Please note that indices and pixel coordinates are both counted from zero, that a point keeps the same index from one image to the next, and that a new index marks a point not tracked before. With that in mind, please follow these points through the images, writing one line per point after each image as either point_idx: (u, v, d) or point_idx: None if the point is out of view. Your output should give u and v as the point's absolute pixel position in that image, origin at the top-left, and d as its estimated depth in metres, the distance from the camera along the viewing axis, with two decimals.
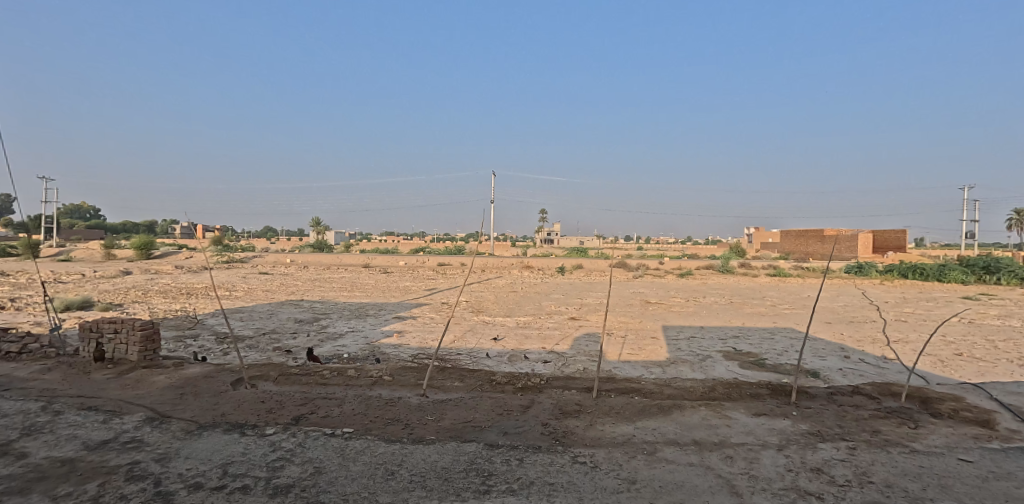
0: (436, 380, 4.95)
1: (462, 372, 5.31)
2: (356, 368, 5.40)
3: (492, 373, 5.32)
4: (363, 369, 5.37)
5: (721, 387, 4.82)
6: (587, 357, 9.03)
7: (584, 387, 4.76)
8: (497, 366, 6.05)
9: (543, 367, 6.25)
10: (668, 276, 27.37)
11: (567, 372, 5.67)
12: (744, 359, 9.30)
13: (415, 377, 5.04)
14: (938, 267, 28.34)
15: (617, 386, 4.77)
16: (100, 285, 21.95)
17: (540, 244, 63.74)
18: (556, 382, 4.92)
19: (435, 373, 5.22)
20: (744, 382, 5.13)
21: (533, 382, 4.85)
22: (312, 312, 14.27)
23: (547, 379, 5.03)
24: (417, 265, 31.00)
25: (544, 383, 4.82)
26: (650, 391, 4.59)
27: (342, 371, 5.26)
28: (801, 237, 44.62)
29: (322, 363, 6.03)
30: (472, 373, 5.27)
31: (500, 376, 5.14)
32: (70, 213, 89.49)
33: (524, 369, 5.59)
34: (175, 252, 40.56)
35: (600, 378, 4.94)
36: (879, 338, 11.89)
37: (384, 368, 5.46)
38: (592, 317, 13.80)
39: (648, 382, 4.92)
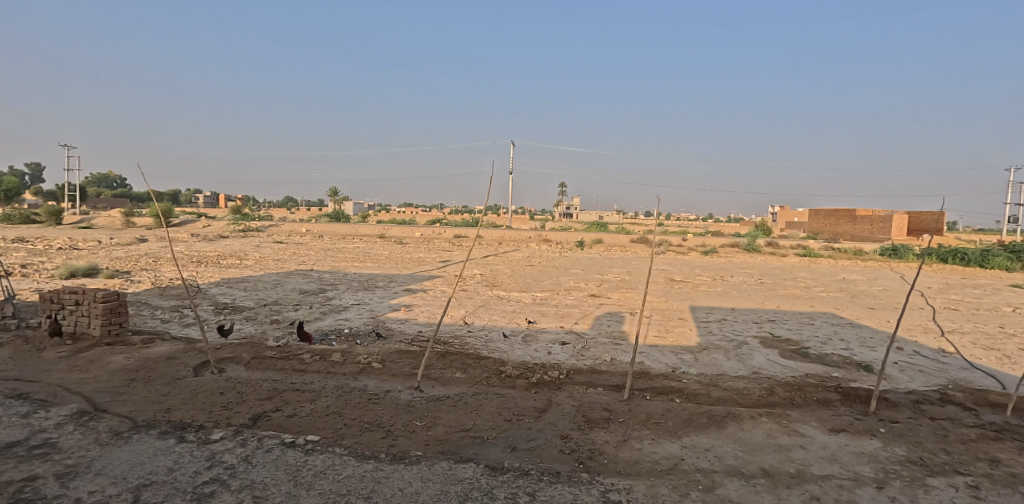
0: (434, 370, 4.16)
1: (470, 359, 4.53)
2: (344, 352, 4.62)
3: (502, 362, 4.51)
4: (354, 352, 4.64)
5: (782, 389, 3.93)
6: (609, 341, 8.23)
7: (612, 384, 3.92)
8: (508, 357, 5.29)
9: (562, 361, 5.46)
10: (692, 253, 26.18)
11: (591, 364, 4.83)
12: (784, 348, 8.34)
13: (410, 365, 4.25)
14: (980, 252, 26.65)
15: (655, 384, 3.93)
16: (114, 252, 21.78)
17: (558, 219, 62.69)
18: (579, 376, 4.12)
19: (434, 361, 4.43)
20: (806, 383, 4.26)
21: (550, 376, 4.02)
22: (319, 282, 13.70)
23: (569, 371, 4.23)
24: (432, 237, 30.32)
25: (563, 377, 3.99)
26: (695, 393, 3.74)
27: (326, 355, 4.49)
28: (832, 217, 42.69)
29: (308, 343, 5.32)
30: (479, 361, 4.48)
31: (511, 365, 4.35)
32: (98, 183, 91.13)
33: (540, 360, 4.77)
34: (195, 221, 40.68)
35: (633, 374, 4.08)
36: (931, 328, 10.77)
37: (379, 351, 4.72)
38: (614, 295, 12.90)
39: (692, 380, 4.07)
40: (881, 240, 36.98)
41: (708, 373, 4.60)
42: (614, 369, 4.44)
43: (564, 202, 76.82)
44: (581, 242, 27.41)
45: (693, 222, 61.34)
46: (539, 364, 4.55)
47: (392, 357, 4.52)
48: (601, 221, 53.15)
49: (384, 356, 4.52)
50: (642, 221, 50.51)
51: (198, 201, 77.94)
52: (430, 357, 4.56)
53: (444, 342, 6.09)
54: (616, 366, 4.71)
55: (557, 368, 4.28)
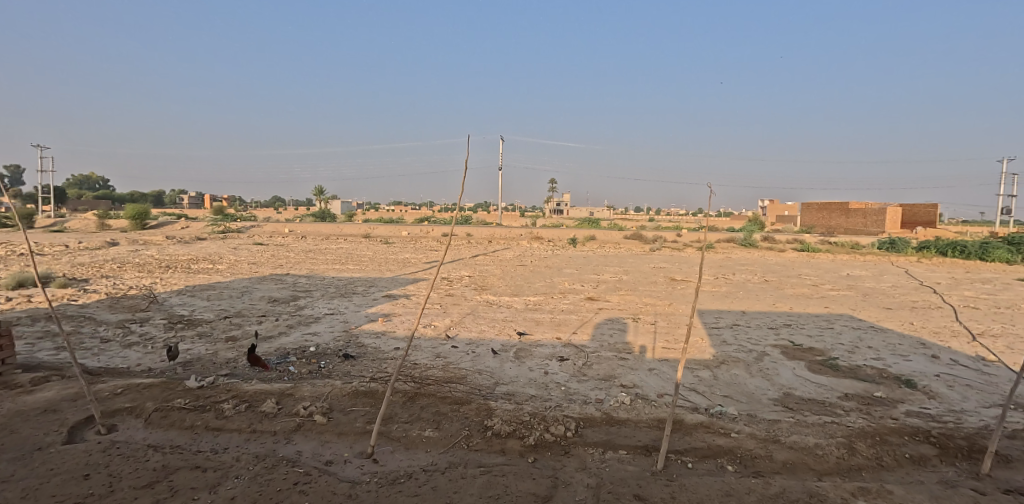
0: (398, 427, 3.58)
1: (447, 408, 3.90)
2: (280, 394, 3.91)
3: (481, 408, 3.95)
4: (295, 392, 3.90)
5: (874, 450, 3.72)
6: (612, 354, 7.25)
7: (632, 448, 3.53)
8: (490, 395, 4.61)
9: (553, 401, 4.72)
10: (688, 250, 25.24)
11: (605, 409, 4.13)
12: (811, 359, 7.40)
13: (365, 419, 3.62)
14: (980, 245, 25.98)
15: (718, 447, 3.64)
16: (77, 258, 20.32)
17: (550, 215, 61.61)
18: (593, 437, 3.65)
19: (399, 409, 3.84)
20: (890, 434, 3.95)
21: (550, 438, 3.55)
22: (291, 289, 12.56)
23: (580, 429, 3.75)
24: (419, 236, 29.06)
25: (568, 439, 3.55)
26: (776, 466, 3.47)
27: (254, 402, 3.75)
28: (825, 210, 41.91)
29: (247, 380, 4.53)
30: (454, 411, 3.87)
31: (499, 419, 3.75)
32: (80, 185, 89.09)
33: (537, 404, 4.22)
34: (173, 222, 39.05)
35: (670, 431, 3.75)
36: (958, 330, 9.92)
37: (329, 389, 4.00)
38: (612, 298, 11.93)
39: (751, 439, 3.76)
40: (876, 234, 36.34)
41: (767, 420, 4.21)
42: (640, 418, 4.00)
43: (553, 199, 75.71)
44: (574, 240, 26.38)
45: (685, 217, 60.65)
46: (531, 411, 3.92)
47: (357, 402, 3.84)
48: (592, 217, 52.29)
49: (332, 401, 3.83)
50: (634, 219, 49.91)
51: (184, 203, 75.98)
52: (395, 404, 3.93)
53: (419, 376, 5.19)
54: (647, 408, 4.18)
55: (563, 421, 3.78)
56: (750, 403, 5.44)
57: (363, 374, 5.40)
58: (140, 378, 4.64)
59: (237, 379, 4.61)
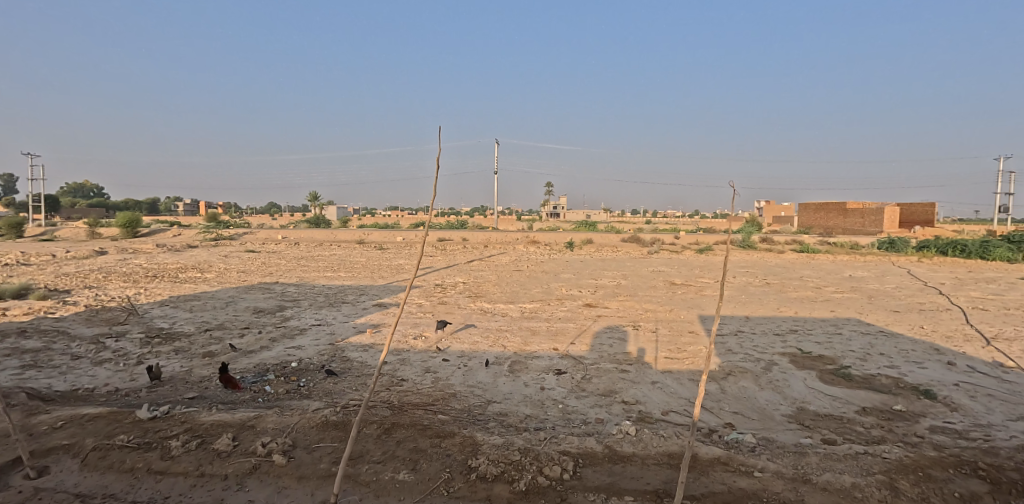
0: (367, 474, 3.26)
1: (426, 446, 3.59)
2: (237, 427, 3.61)
3: (464, 445, 3.61)
4: (256, 425, 3.60)
5: (918, 490, 3.37)
6: (612, 366, 6.83)
7: (636, 493, 3.17)
8: (479, 421, 4.28)
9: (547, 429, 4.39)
10: (686, 252, 24.86)
11: (606, 442, 3.77)
12: (821, 369, 7.01)
13: (330, 461, 3.27)
14: (980, 244, 25.69)
15: (742, 490, 3.33)
16: (62, 268, 19.75)
17: (545, 219, 61.35)
18: (594, 479, 3.30)
19: (374, 451, 3.51)
20: (933, 468, 3.62)
21: (542, 485, 3.21)
22: (279, 299, 12.10)
23: (579, 470, 3.40)
24: (414, 242, 28.62)
25: (563, 485, 3.20)
26: None
27: (205, 439, 3.45)
28: (823, 210, 41.68)
29: (207, 405, 4.23)
30: (435, 450, 3.55)
31: (484, 459, 3.42)
32: (74, 194, 88.43)
33: (529, 434, 3.87)
34: (164, 230, 38.49)
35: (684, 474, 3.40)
36: (971, 333, 9.55)
37: (295, 419, 3.70)
38: (611, 304, 11.53)
39: (777, 478, 3.46)
40: (874, 234, 36.06)
41: (793, 452, 3.88)
42: (648, 453, 3.63)
43: (550, 202, 75.33)
44: (570, 243, 25.98)
45: (681, 219, 60.45)
46: (521, 447, 3.58)
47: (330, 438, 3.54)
48: (588, 220, 52.00)
49: (296, 435, 3.53)
50: (630, 221, 49.78)
51: (179, 210, 75.22)
52: (370, 442, 3.62)
53: (401, 401, 4.82)
54: (657, 438, 3.80)
55: (559, 460, 3.44)
56: (764, 421, 5.05)
57: (342, 398, 5.04)
58: (94, 404, 4.33)
59: (197, 404, 4.29)
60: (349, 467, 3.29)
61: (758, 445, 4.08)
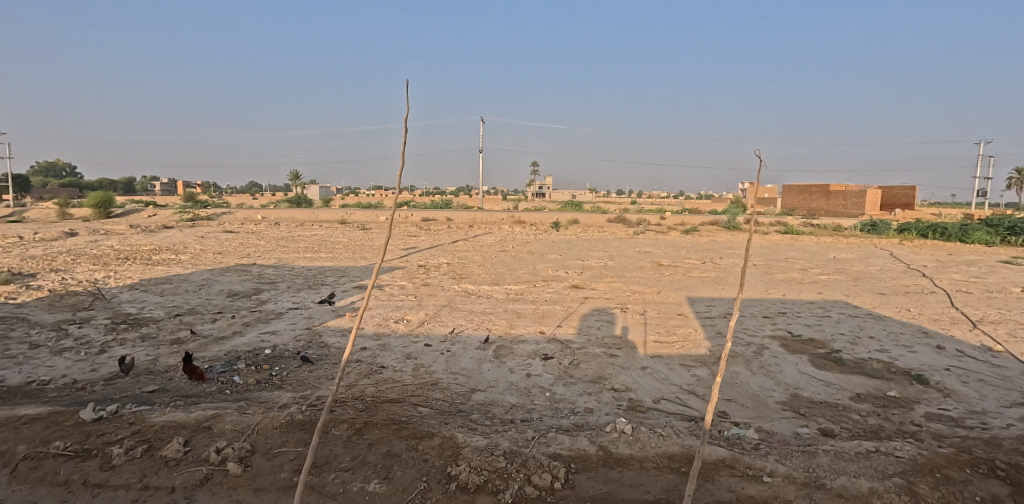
0: (334, 485, 3.01)
1: (401, 450, 3.36)
2: (189, 429, 3.38)
3: (442, 447, 3.39)
4: (211, 427, 3.38)
5: (934, 494, 3.21)
6: (600, 351, 6.63)
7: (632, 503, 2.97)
8: (459, 417, 4.05)
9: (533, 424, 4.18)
10: (672, 233, 24.78)
11: (598, 442, 3.56)
12: (812, 353, 6.90)
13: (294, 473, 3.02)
14: (959, 226, 26.00)
15: (751, 499, 3.13)
16: (28, 250, 18.90)
17: (531, 199, 60.90)
18: (588, 488, 3.07)
19: (344, 458, 3.25)
20: (948, 469, 3.46)
21: (530, 495, 2.98)
22: (255, 281, 11.64)
23: (572, 476, 3.18)
24: (397, 221, 28.07)
25: (554, 497, 2.97)
26: None
27: (153, 445, 3.21)
28: (806, 192, 41.91)
29: (161, 403, 3.97)
30: (411, 454, 3.33)
31: (465, 466, 3.19)
32: (44, 172, 85.39)
33: (514, 434, 3.64)
34: (138, 210, 37.23)
35: (685, 479, 3.20)
36: (957, 316, 9.55)
37: (256, 419, 3.48)
38: (598, 286, 11.31)
39: (788, 484, 3.28)
40: (856, 216, 36.38)
41: (801, 452, 3.70)
42: (646, 455, 3.42)
43: (536, 182, 74.81)
44: (556, 224, 25.69)
45: (667, 200, 60.46)
46: (506, 451, 3.36)
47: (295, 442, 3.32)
48: (574, 200, 51.68)
49: (255, 439, 3.31)
50: (616, 202, 49.59)
51: (155, 189, 73.04)
52: (340, 447, 3.38)
53: (377, 395, 4.56)
54: (656, 437, 3.60)
55: (549, 467, 3.21)
56: (761, 409, 4.89)
57: (313, 389, 4.78)
58: (38, 403, 4.03)
59: (152, 402, 4.02)
60: (314, 478, 3.04)
61: (761, 442, 3.89)
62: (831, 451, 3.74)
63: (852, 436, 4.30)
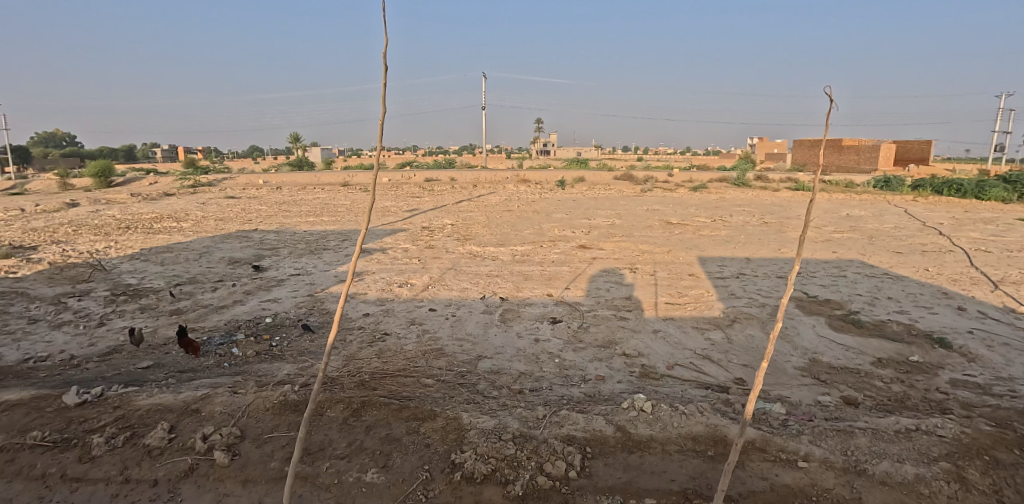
0: (327, 475, 2.86)
1: (401, 434, 3.21)
2: (174, 414, 3.29)
3: (445, 431, 3.24)
4: (199, 411, 3.30)
5: (982, 479, 3.02)
6: (610, 313, 6.43)
7: (653, 493, 2.79)
8: (462, 393, 3.89)
9: (541, 396, 4.01)
10: (680, 191, 24.23)
11: (616, 423, 3.38)
12: (830, 314, 6.66)
13: (283, 464, 2.87)
14: (976, 182, 25.25)
15: (788, 488, 2.96)
16: (30, 222, 18.75)
17: (535, 157, 59.83)
18: (608, 478, 2.90)
19: (340, 446, 3.09)
20: (997, 451, 3.26)
21: (544, 485, 2.82)
22: (257, 248, 11.44)
23: (588, 464, 3.01)
24: (400, 183, 27.59)
25: (570, 490, 2.80)
26: None
27: (136, 432, 3.12)
28: (818, 147, 40.80)
29: (150, 385, 3.87)
30: (412, 439, 3.17)
31: (471, 453, 3.02)
32: (45, 141, 84.80)
33: (521, 415, 3.47)
34: (140, 177, 36.89)
35: (713, 464, 3.02)
36: (977, 276, 9.24)
37: (246, 401, 3.39)
38: (606, 245, 11.02)
39: (827, 470, 3.09)
40: (869, 172, 35.49)
41: (837, 430, 3.50)
42: (668, 437, 3.25)
43: (540, 139, 73.37)
44: (561, 183, 25.16)
45: (674, 156, 59.27)
46: (514, 437, 3.18)
47: (287, 427, 3.20)
48: (579, 158, 50.70)
49: (245, 423, 3.21)
50: (622, 159, 48.64)
51: (156, 155, 72.22)
52: (336, 431, 3.23)
53: (377, 367, 4.38)
54: (678, 417, 3.41)
55: (563, 453, 3.05)
56: (782, 375, 4.69)
57: (309, 361, 4.63)
58: (24, 386, 3.94)
59: (141, 384, 3.92)
60: (306, 467, 2.89)
61: (790, 418, 3.71)
62: (865, 428, 3.55)
63: (884, 406, 4.10)
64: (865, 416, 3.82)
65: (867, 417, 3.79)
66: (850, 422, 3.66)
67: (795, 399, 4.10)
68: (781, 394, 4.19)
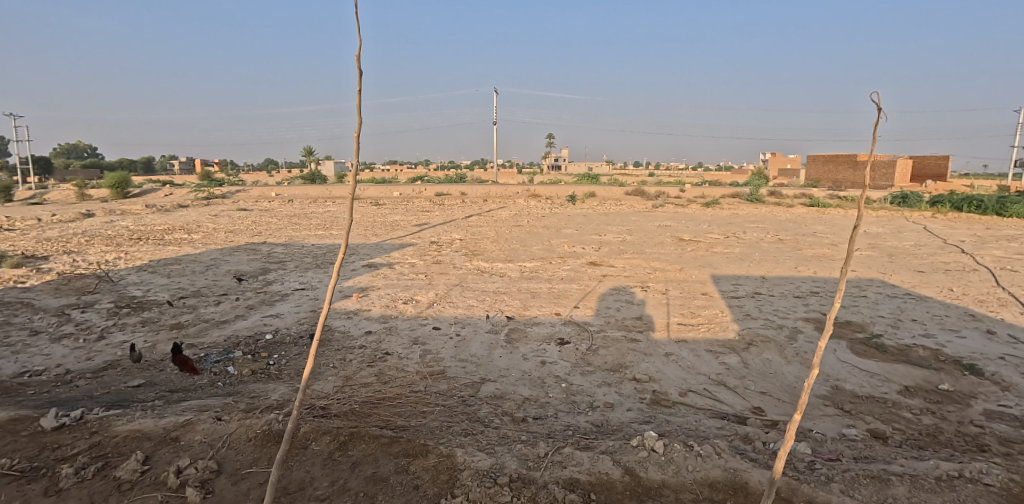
0: None
1: (388, 472, 3.02)
2: (151, 442, 3.17)
3: (435, 470, 3.04)
4: (177, 440, 3.19)
5: None
6: (620, 334, 6.20)
7: None
8: (459, 424, 3.69)
9: (544, 426, 3.79)
10: (692, 206, 23.96)
11: (624, 465, 3.14)
12: (851, 338, 6.36)
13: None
14: (997, 198, 24.65)
15: None
16: (45, 232, 18.97)
17: (546, 172, 59.93)
18: None
19: (325, 485, 2.89)
20: None
21: None
22: (264, 261, 11.37)
23: None
24: (410, 197, 27.63)
25: None
26: None
27: (109, 461, 3.00)
28: (832, 163, 40.33)
29: (133, 408, 3.77)
30: (400, 479, 2.98)
31: (462, 498, 2.82)
32: (67, 153, 86.76)
33: (519, 453, 3.26)
34: (155, 189, 37.40)
35: None
36: (1005, 297, 8.85)
37: (228, 431, 3.26)
38: (616, 262, 10.80)
39: None
40: (885, 188, 34.91)
41: (871, 477, 3.20)
42: (678, 482, 3.02)
43: (551, 154, 73.54)
44: (572, 197, 25.03)
45: (686, 172, 58.95)
46: (510, 480, 2.97)
47: (266, 461, 3.06)
48: (591, 173, 50.62)
49: (223, 456, 3.08)
50: (634, 174, 48.46)
51: (174, 168, 73.42)
52: (318, 468, 3.03)
53: (374, 392, 4.19)
54: (692, 459, 3.17)
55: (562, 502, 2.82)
56: (804, 406, 4.40)
57: (305, 383, 4.46)
58: (8, 405, 3.84)
59: (126, 406, 3.81)
60: None
61: (817, 460, 3.42)
62: (899, 473, 3.27)
63: (917, 444, 3.80)
64: (901, 457, 3.51)
65: (900, 458, 3.51)
66: (882, 465, 3.38)
67: (820, 434, 3.82)
68: (802, 428, 3.92)
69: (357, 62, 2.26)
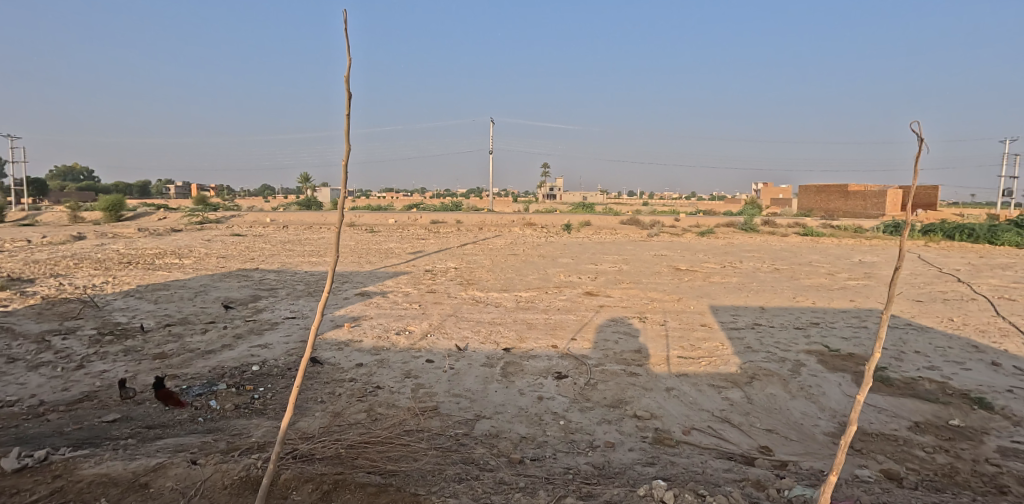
0: None
1: None
2: (117, 489, 2.95)
3: None
4: (147, 487, 2.98)
5: None
6: (619, 368, 6.02)
7: None
8: (450, 468, 3.48)
9: (543, 469, 3.60)
10: (687, 235, 24.06)
11: None
12: (856, 371, 6.20)
13: None
14: (988, 227, 24.90)
15: None
16: (34, 254, 18.69)
17: (541, 200, 60.46)
18: None
19: None
20: None
21: None
22: (255, 288, 11.15)
23: None
24: (406, 224, 27.62)
25: None
26: None
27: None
28: (824, 193, 40.82)
29: (102, 447, 3.54)
30: None
31: None
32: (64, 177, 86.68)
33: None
34: (149, 213, 37.17)
35: None
36: (1006, 327, 8.76)
37: (203, 477, 3.05)
38: (613, 292, 10.68)
39: None
40: (877, 216, 35.29)
41: None
42: None
43: (546, 182, 74.28)
44: (567, 225, 25.06)
45: (680, 201, 59.52)
46: None
47: None
48: (586, 202, 51.01)
49: None
50: (629, 203, 48.84)
51: (169, 193, 73.33)
52: None
53: (362, 433, 3.97)
54: None
55: None
56: (812, 445, 4.22)
57: (289, 421, 4.24)
58: None
59: (96, 446, 3.59)
60: None
61: None
62: None
63: (935, 487, 3.61)
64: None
65: None
66: None
67: (834, 477, 3.64)
68: (814, 470, 3.75)
69: (345, 85, 2.30)
